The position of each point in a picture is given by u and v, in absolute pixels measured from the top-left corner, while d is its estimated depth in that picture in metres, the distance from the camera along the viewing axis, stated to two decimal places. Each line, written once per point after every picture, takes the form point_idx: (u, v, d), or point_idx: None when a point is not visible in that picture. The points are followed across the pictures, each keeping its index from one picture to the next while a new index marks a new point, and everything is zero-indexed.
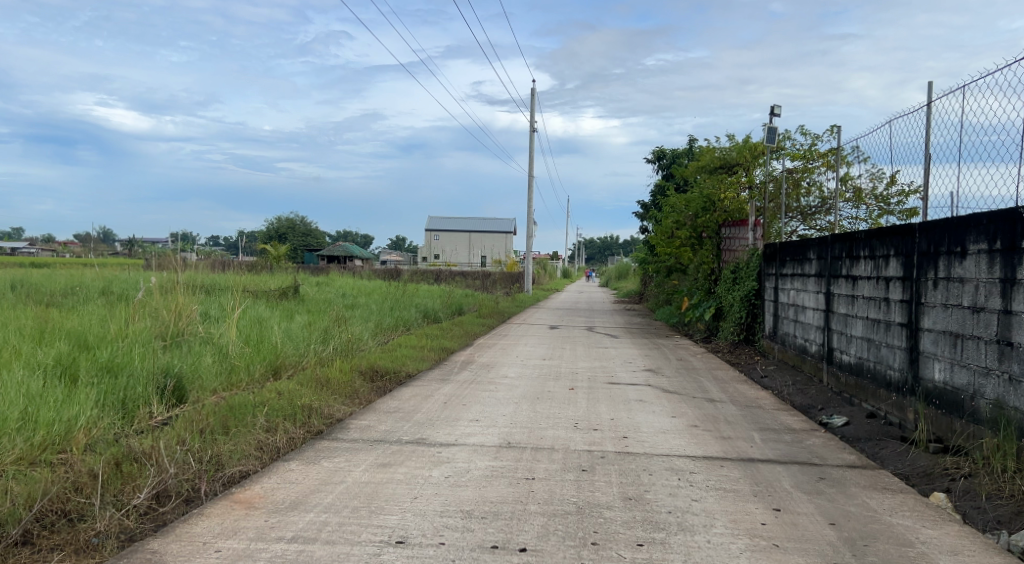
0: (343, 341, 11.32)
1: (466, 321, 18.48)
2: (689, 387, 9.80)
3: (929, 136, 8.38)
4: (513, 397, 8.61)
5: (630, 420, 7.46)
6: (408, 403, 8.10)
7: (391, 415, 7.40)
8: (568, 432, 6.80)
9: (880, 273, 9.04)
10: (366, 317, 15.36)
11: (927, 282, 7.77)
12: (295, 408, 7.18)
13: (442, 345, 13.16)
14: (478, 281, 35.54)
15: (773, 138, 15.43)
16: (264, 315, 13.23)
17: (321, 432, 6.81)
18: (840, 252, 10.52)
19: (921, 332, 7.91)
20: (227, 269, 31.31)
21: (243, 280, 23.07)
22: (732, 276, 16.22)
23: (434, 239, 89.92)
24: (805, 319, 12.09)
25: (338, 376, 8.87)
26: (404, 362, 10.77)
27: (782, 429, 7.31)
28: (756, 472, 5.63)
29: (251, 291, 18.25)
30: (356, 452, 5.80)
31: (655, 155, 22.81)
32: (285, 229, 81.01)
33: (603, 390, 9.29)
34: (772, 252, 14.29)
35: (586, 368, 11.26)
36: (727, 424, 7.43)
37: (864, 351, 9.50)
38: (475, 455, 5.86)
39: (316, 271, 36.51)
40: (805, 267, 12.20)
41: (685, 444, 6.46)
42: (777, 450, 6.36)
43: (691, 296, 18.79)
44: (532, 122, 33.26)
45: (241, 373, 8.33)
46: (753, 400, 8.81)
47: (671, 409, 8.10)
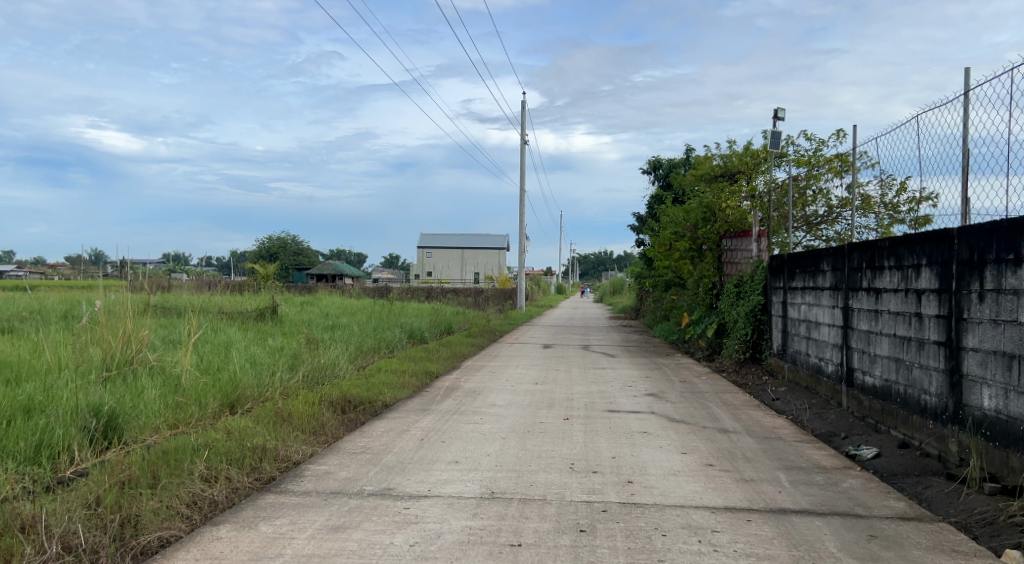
0: (316, 369, 10.30)
1: (453, 341, 17.45)
2: (697, 414, 8.79)
3: (967, 130, 7.43)
4: (500, 430, 7.59)
5: (635, 458, 6.46)
6: (379, 440, 7.08)
7: (358, 457, 6.38)
8: (563, 476, 5.80)
9: (909, 285, 8.08)
10: (347, 340, 14.33)
11: (970, 295, 6.81)
12: (245, 450, 6.17)
13: (426, 369, 12.12)
14: (471, 298, 34.49)
15: (776, 143, 14.46)
16: (234, 340, 12.19)
17: (273, 479, 5.80)
18: (859, 263, 9.54)
19: (963, 353, 6.95)
20: (209, 289, 30.23)
21: (221, 301, 21.94)
22: (735, 290, 15.27)
23: (426, 257, 88.92)
24: (819, 336, 11.11)
25: (302, 409, 7.84)
26: (381, 391, 9.74)
27: (812, 467, 6.32)
28: (793, 529, 4.64)
29: (226, 313, 17.17)
30: (307, 510, 4.78)
31: (651, 165, 21.86)
32: (276, 248, 79.87)
33: (602, 420, 8.28)
34: (779, 264, 13.31)
35: (582, 393, 10.26)
36: (748, 462, 6.43)
37: (891, 373, 8.53)
38: (451, 511, 4.85)
39: (303, 291, 35.47)
40: (818, 280, 11.23)
41: (702, 492, 5.46)
42: (811, 497, 5.38)
43: (692, 312, 17.84)
44: (522, 137, 32.40)
45: (189, 408, 7.30)
46: (772, 432, 7.82)
47: (680, 444, 7.09)
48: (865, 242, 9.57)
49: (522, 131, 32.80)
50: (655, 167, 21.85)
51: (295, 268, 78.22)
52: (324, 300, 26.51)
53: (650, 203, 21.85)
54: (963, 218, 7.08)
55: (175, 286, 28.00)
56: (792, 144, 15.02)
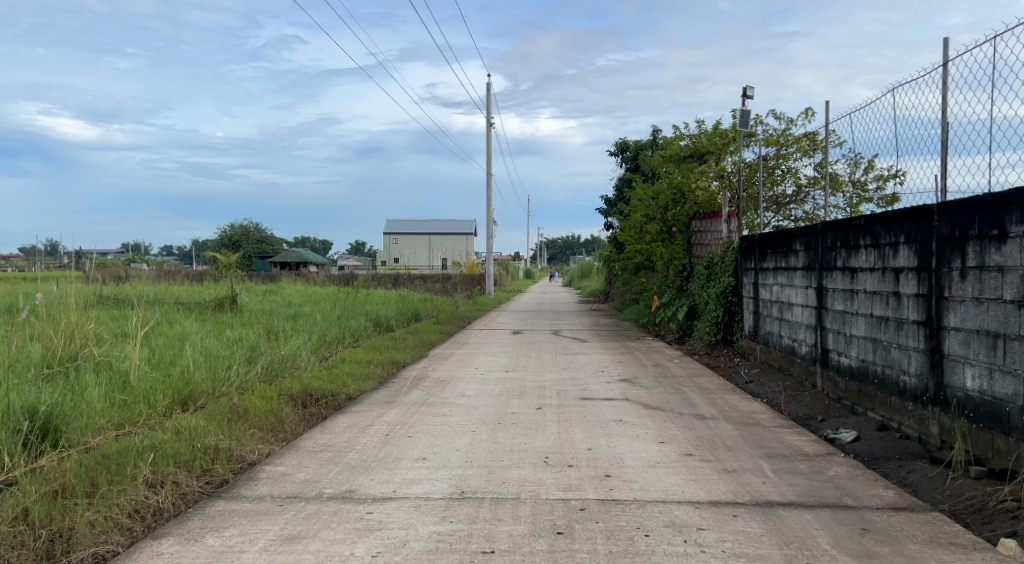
0: (275, 361, 9.98)
1: (420, 328, 17.11)
2: (672, 400, 8.54)
3: (946, 103, 7.21)
4: (469, 422, 7.29)
5: (612, 449, 6.19)
6: (342, 436, 6.74)
7: (318, 455, 6.06)
8: (536, 471, 5.52)
9: (886, 264, 7.87)
10: (309, 330, 13.95)
11: (951, 273, 6.61)
12: (195, 451, 5.92)
13: (392, 358, 11.79)
14: (438, 285, 34.08)
15: (746, 122, 14.21)
16: (190, 333, 11.82)
17: (225, 482, 5.55)
18: (833, 242, 9.33)
19: (944, 332, 6.75)
20: (167, 279, 29.53)
21: (178, 291, 21.38)
22: (706, 272, 15.06)
23: (392, 243, 88.12)
24: (792, 317, 10.92)
25: (258, 406, 7.58)
26: (344, 384, 9.43)
27: (794, 454, 6.08)
28: (782, 525, 4.40)
29: (183, 305, 16.68)
30: (261, 518, 4.48)
31: (618, 146, 21.54)
32: (238, 237, 78.63)
33: (575, 408, 8.01)
34: (750, 245, 13.10)
35: (553, 380, 9.99)
36: (729, 451, 6.18)
37: (867, 354, 8.34)
38: (417, 515, 4.56)
39: (266, 279, 34.81)
40: (791, 260, 11.02)
41: (684, 485, 5.20)
42: (797, 487, 5.15)
43: (662, 294, 17.64)
44: (488, 120, 31.98)
45: (137, 406, 6.96)
46: (750, 417, 7.60)
47: (657, 432, 6.83)
48: (839, 220, 9.37)
49: (487, 113, 32.29)
50: (623, 148, 21.55)
51: (258, 256, 77.07)
52: (288, 288, 25.99)
53: (618, 185, 21.57)
54: (942, 193, 6.87)
55: (132, 277, 27.32)
56: (761, 123, 14.79)
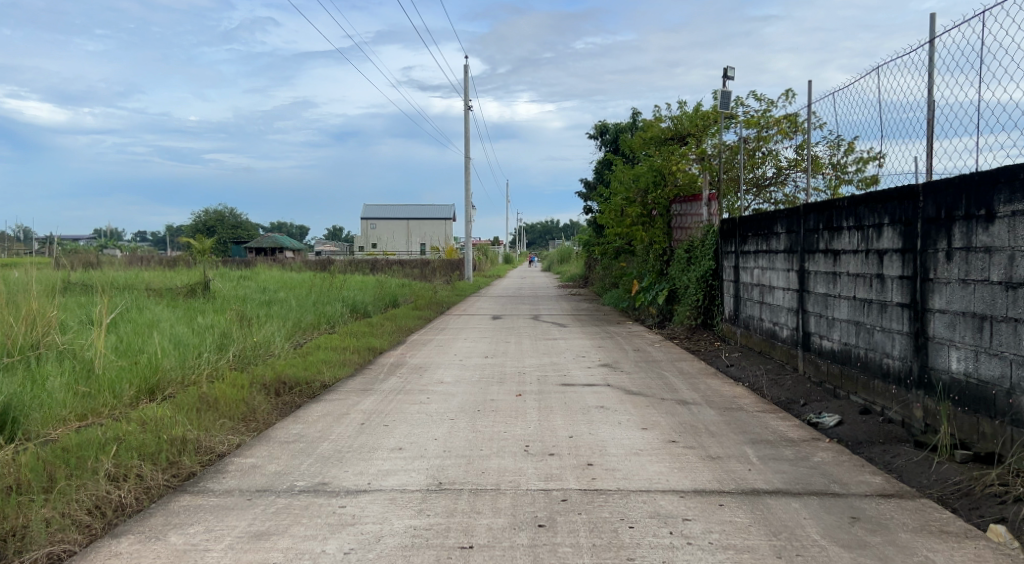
0: (247, 348, 9.87)
1: (397, 314, 16.94)
2: (654, 385, 8.42)
3: (932, 82, 7.08)
4: (447, 410, 7.12)
5: (593, 437, 6.04)
6: (316, 426, 6.56)
7: (290, 446, 5.90)
8: (516, 460, 5.37)
9: (870, 245, 7.76)
10: (284, 316, 13.78)
11: (937, 254, 6.50)
12: (161, 442, 5.82)
13: (368, 344, 11.62)
14: (417, 269, 33.84)
15: (726, 104, 14.07)
16: (160, 319, 11.66)
17: (192, 475, 5.46)
18: (816, 224, 9.22)
19: (928, 315, 6.66)
20: (141, 265, 29.16)
21: (150, 277, 21.08)
22: (686, 255, 14.95)
23: (370, 228, 87.59)
24: (774, 300, 10.82)
25: (228, 396, 7.48)
26: (319, 371, 9.29)
27: (779, 439, 5.96)
28: (769, 515, 4.27)
29: (155, 292, 16.43)
30: (228, 514, 4.32)
31: (598, 129, 21.37)
32: (214, 222, 77.84)
33: (556, 394, 7.86)
34: (730, 228, 12.99)
35: (533, 366, 9.84)
36: (713, 437, 6.05)
37: (850, 337, 8.25)
38: (392, 509, 4.40)
39: (242, 265, 34.44)
40: (772, 243, 10.91)
41: (668, 473, 5.07)
42: (784, 474, 5.03)
43: (642, 278, 17.53)
44: (465, 104, 31.67)
45: (102, 396, 6.83)
46: (733, 402, 7.48)
47: (640, 418, 6.69)
48: (822, 202, 9.26)
49: (466, 97, 31.97)
50: (603, 131, 21.37)
51: (234, 241, 76.32)
52: (263, 274, 25.73)
53: (598, 169, 21.40)
54: (928, 173, 6.76)
55: (105, 263, 26.96)
56: (741, 104, 14.67)
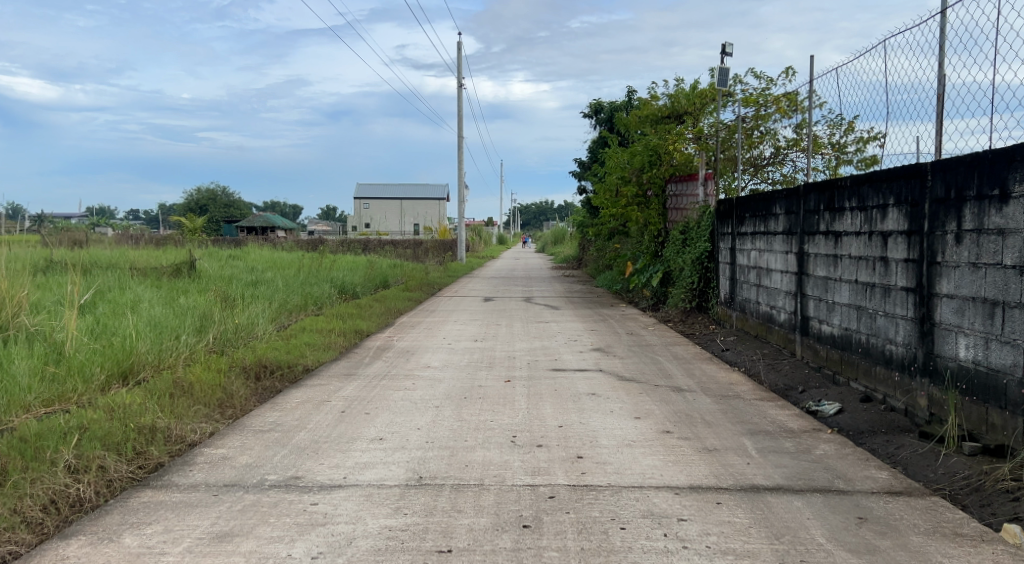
0: (228, 331, 9.57)
1: (387, 295, 16.62)
2: (648, 371, 8.13)
3: (944, 55, 6.76)
4: (432, 397, 6.83)
5: (584, 427, 5.75)
6: (294, 414, 6.26)
7: (265, 435, 5.62)
8: (502, 453, 5.07)
9: (873, 227, 7.47)
10: (270, 297, 13.46)
11: (945, 236, 6.21)
12: (129, 430, 5.54)
13: (355, 327, 11.33)
14: (410, 250, 33.49)
15: (724, 81, 13.73)
16: (141, 300, 11.36)
17: (160, 466, 5.17)
18: (816, 205, 8.92)
19: (935, 300, 6.37)
20: (129, 244, 28.83)
21: (136, 256, 20.74)
22: (681, 237, 14.65)
23: (363, 208, 87.07)
24: (771, 283, 10.54)
25: (204, 381, 7.19)
26: (302, 355, 9.00)
27: (779, 430, 5.68)
28: (770, 515, 3.99)
29: (139, 272, 16.12)
30: (190, 512, 4.03)
31: (593, 108, 20.99)
32: (206, 201, 77.24)
33: (546, 380, 7.58)
34: (727, 209, 12.68)
35: (523, 350, 9.55)
36: (709, 427, 5.77)
37: (851, 322, 7.97)
38: (367, 507, 4.11)
39: (232, 244, 34.04)
40: (770, 224, 10.61)
41: (663, 467, 4.78)
42: (785, 469, 4.75)
43: (636, 260, 17.24)
44: (459, 83, 31.27)
45: (70, 381, 6.54)
46: (730, 389, 7.20)
47: (632, 407, 6.40)
48: (823, 182, 8.96)
49: (459, 75, 31.51)
50: (598, 110, 20.99)
51: (226, 221, 75.76)
52: (253, 253, 25.40)
53: (593, 148, 21.04)
54: (937, 152, 6.46)
55: (92, 243, 26.59)
56: (739, 82, 14.33)
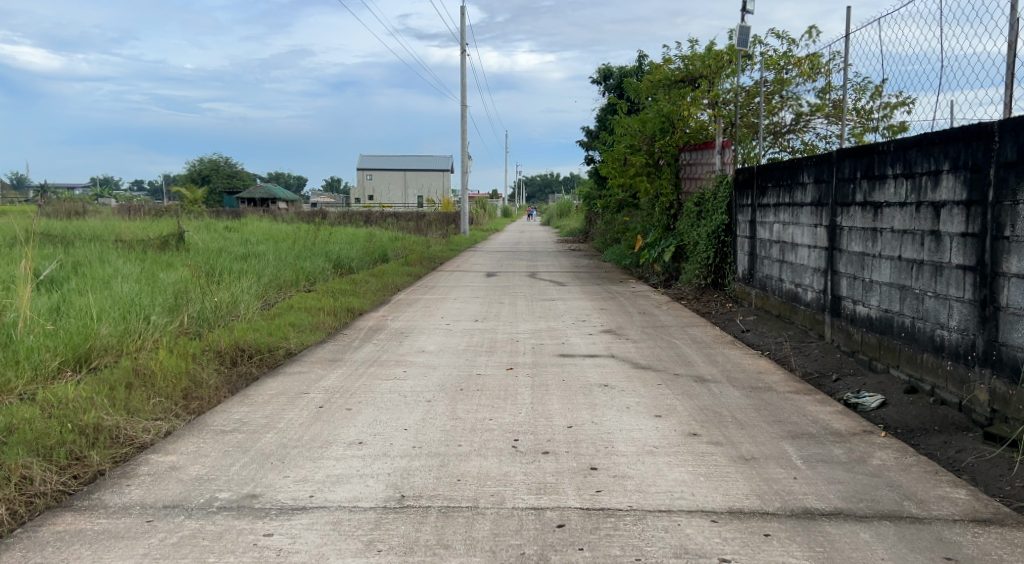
0: (206, 309, 8.81)
1: (385, 269, 15.85)
2: (666, 358, 7.32)
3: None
4: (424, 388, 6.06)
5: (597, 428, 4.96)
6: (264, 410, 5.49)
7: (227, 437, 4.86)
8: (502, 464, 4.28)
9: (922, 196, 6.62)
10: (259, 271, 12.69)
11: (1016, 207, 5.38)
12: (68, 432, 4.80)
13: (347, 304, 10.55)
14: (413, 222, 32.64)
15: (744, 41, 12.81)
16: (118, 275, 10.60)
17: (98, 477, 4.41)
18: (852, 172, 8.05)
19: (1000, 281, 5.54)
20: (126, 214, 28.15)
21: (127, 228, 20.04)
22: (696, 209, 13.78)
23: (366, 180, 86.10)
24: (796, 259, 9.70)
25: (167, 368, 6.41)
26: (285, 336, 8.24)
27: (825, 433, 4.86)
28: (833, 556, 3.22)
29: (124, 244, 15.39)
30: (112, 549, 3.29)
31: (602, 73, 20.07)
32: (208, 171, 76.40)
33: (552, 368, 6.80)
34: (747, 178, 11.80)
35: (526, 332, 8.77)
36: (743, 429, 4.95)
37: (892, 303, 7.13)
38: (333, 541, 3.36)
39: (232, 215, 33.30)
40: (797, 195, 9.75)
41: (694, 483, 3.99)
42: (842, 486, 3.95)
43: (647, 234, 16.40)
44: (462, 51, 30.29)
45: (12, 372, 5.82)
46: (760, 381, 6.39)
47: (651, 403, 5.60)
48: (859, 146, 8.11)
49: (463, 41, 30.47)
50: (607, 75, 20.04)
51: (227, 191, 74.92)
52: (252, 225, 24.68)
53: (602, 115, 20.13)
54: (1006, 109, 5.61)
55: (87, 214, 25.96)
56: (759, 43, 13.43)
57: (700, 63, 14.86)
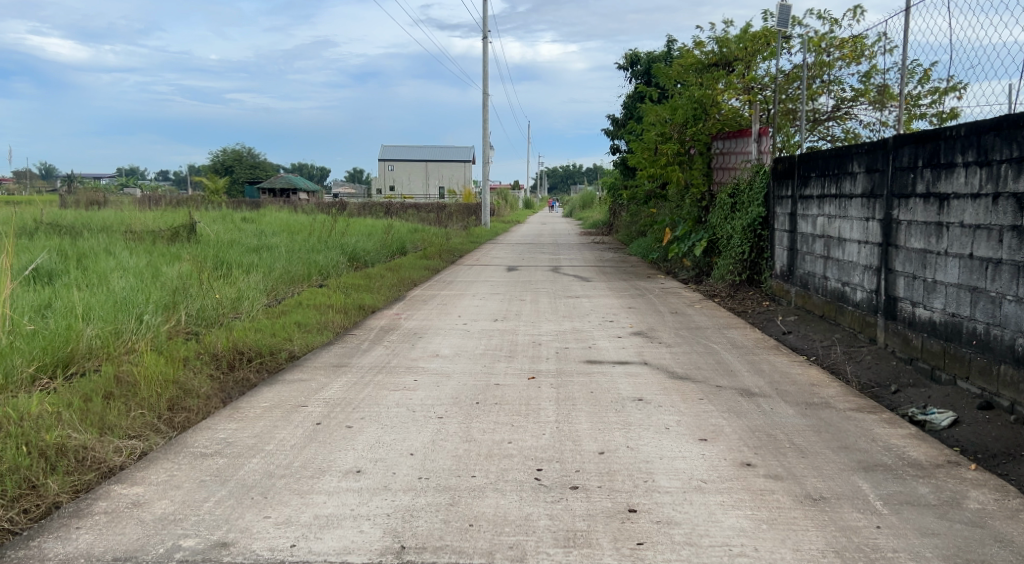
0: (206, 307, 8.20)
1: (403, 263, 15.19)
2: (705, 366, 6.60)
3: None
4: (436, 402, 5.40)
5: (633, 456, 4.27)
6: (254, 427, 4.84)
7: (206, 462, 4.21)
8: (522, 504, 3.61)
9: (1001, 186, 5.87)
10: (270, 265, 12.08)
11: None
12: (22, 454, 4.16)
13: (359, 301, 9.91)
14: (433, 214, 31.99)
15: (784, 21, 12.01)
16: (119, 269, 10.02)
17: (51, 512, 3.78)
18: (912, 160, 7.29)
19: None
20: (144, 204, 27.73)
21: (141, 218, 19.55)
22: (730, 201, 12.99)
23: (387, 170, 85.66)
24: (844, 256, 8.92)
25: (152, 373, 5.77)
26: (288, 337, 7.61)
27: (904, 465, 4.13)
28: None
29: (134, 236, 14.85)
30: None
31: (629, 59, 19.29)
32: (231, 162, 76.28)
33: (578, 378, 6.11)
34: (787, 167, 11.00)
35: (550, 333, 8.07)
36: (806, 459, 4.24)
37: (960, 306, 6.37)
38: None
39: (252, 206, 32.86)
40: (844, 185, 8.98)
41: (753, 535, 3.32)
42: (937, 541, 3.27)
43: (676, 226, 15.64)
44: (484, 40, 29.58)
45: None
46: (815, 397, 5.66)
47: (693, 423, 4.90)
48: (920, 131, 7.34)
49: (484, 28, 29.69)
50: (634, 60, 19.23)
51: (249, 181, 74.75)
52: (270, 217, 24.17)
53: (629, 102, 19.35)
54: None
55: (107, 204, 25.58)
56: (800, 24, 12.63)
57: (734, 46, 14.06)
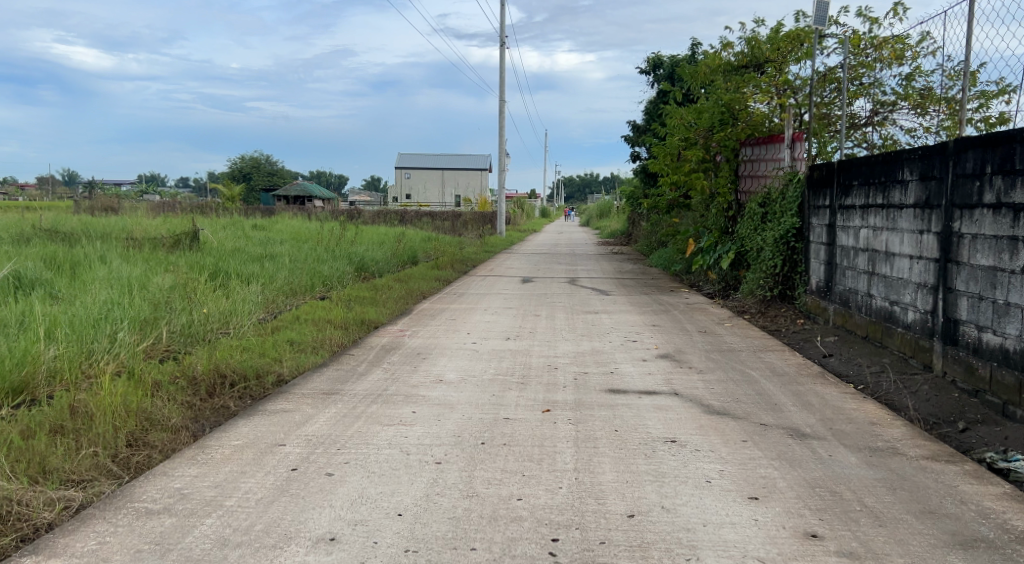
0: (190, 323, 7.45)
1: (413, 273, 14.40)
2: (745, 398, 5.78)
3: None
4: (437, 441, 4.62)
5: (671, 521, 3.49)
6: (217, 474, 4.08)
7: (151, 525, 3.44)
8: None
9: None
10: (271, 276, 11.34)
11: None
12: None
13: (362, 316, 9.13)
14: (449, 223, 31.25)
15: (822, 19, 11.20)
16: (105, 279, 9.29)
17: None
18: (979, 166, 6.46)
19: None
20: (156, 210, 27.07)
21: (147, 225, 18.85)
22: (760, 211, 12.16)
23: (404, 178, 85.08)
24: (892, 272, 8.08)
25: (112, 402, 5.02)
26: (278, 358, 6.84)
27: (1008, 540, 3.36)
28: None
29: (132, 243, 14.14)
30: None
31: (652, 62, 18.51)
32: (248, 169, 75.99)
33: (601, 412, 5.32)
34: (825, 175, 10.16)
35: (569, 356, 7.28)
36: (884, 528, 3.45)
37: None
38: None
39: (265, 213, 32.21)
40: (892, 194, 8.15)
41: None
42: None
43: (700, 237, 14.80)
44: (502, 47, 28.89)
45: None
46: (877, 440, 4.84)
47: (739, 474, 4.10)
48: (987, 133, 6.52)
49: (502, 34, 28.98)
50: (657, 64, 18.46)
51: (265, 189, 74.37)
52: (281, 224, 23.47)
53: (651, 107, 18.53)
54: None
55: (118, 210, 24.89)
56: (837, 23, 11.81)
57: (765, 47, 13.26)
